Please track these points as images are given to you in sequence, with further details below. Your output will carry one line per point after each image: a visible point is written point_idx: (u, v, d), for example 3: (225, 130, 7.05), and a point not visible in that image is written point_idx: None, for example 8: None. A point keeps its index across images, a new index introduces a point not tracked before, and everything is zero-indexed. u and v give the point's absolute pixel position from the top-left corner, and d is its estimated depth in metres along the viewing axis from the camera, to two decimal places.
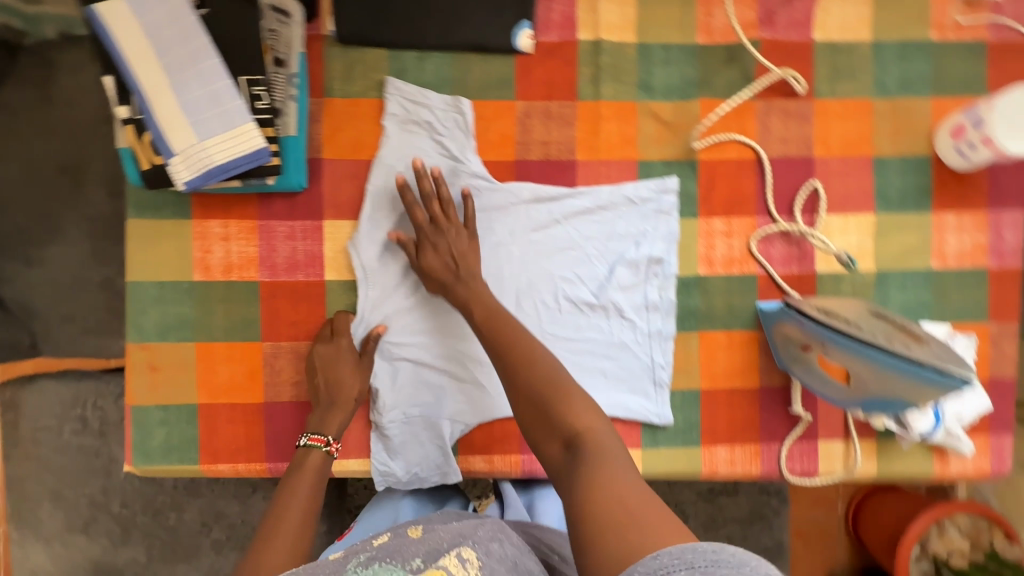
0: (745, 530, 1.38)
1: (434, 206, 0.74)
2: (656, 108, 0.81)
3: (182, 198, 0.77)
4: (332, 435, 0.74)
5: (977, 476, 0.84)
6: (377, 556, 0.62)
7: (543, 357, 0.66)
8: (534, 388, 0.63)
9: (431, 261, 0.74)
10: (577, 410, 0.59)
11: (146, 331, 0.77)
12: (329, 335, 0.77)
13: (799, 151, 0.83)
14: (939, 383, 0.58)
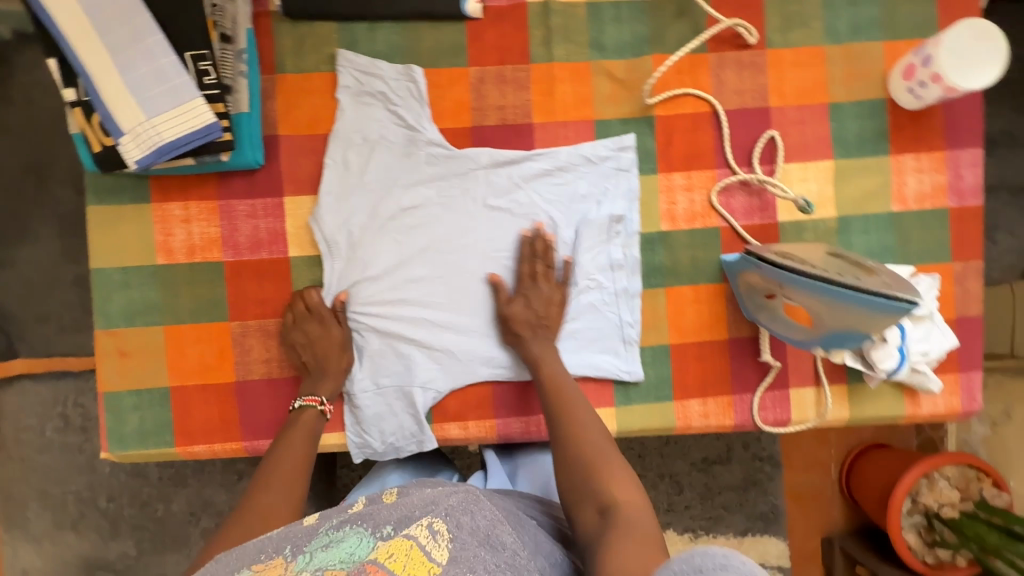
0: (739, 497, 1.39)
1: (539, 265, 0.80)
2: (609, 67, 0.81)
3: (140, 182, 0.77)
4: (327, 395, 0.76)
5: (948, 415, 0.85)
6: (350, 520, 0.58)
7: (589, 430, 0.72)
8: (583, 453, 0.69)
9: (517, 309, 0.78)
10: (620, 484, 0.65)
11: (113, 317, 0.78)
12: (303, 311, 0.77)
13: (754, 103, 0.83)
14: (886, 308, 0.59)
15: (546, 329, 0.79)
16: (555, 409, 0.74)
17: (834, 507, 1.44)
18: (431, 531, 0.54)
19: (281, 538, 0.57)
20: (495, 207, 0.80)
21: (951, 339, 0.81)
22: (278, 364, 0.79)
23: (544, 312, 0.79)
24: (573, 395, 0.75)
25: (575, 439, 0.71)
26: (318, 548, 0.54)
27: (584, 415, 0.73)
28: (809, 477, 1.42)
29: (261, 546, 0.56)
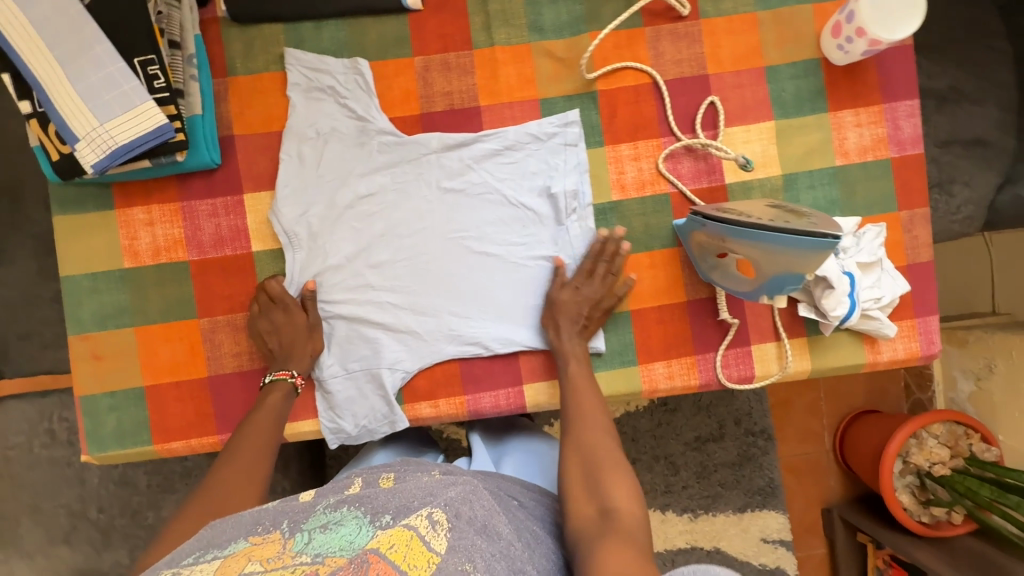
0: (735, 473, 1.39)
1: (595, 263, 0.82)
2: (549, 47, 0.84)
3: (103, 190, 0.80)
4: (298, 368, 0.79)
5: (909, 360, 0.87)
6: (348, 502, 0.60)
7: (601, 434, 0.74)
8: (591, 454, 0.72)
9: (566, 297, 0.81)
10: (619, 491, 0.67)
11: (85, 322, 0.80)
12: (266, 301, 0.79)
13: (693, 71, 0.86)
14: (810, 243, 0.61)
15: (584, 326, 0.81)
16: (573, 411, 0.77)
17: (831, 476, 1.46)
18: (431, 520, 0.55)
19: (278, 512, 0.58)
20: (450, 189, 0.83)
21: (902, 285, 0.83)
22: (248, 357, 0.81)
23: (585, 308, 0.81)
24: (587, 400, 0.77)
25: (582, 439, 0.74)
26: (317, 529, 0.55)
27: (593, 417, 0.76)
28: (802, 448, 1.46)
29: (260, 518, 0.58)
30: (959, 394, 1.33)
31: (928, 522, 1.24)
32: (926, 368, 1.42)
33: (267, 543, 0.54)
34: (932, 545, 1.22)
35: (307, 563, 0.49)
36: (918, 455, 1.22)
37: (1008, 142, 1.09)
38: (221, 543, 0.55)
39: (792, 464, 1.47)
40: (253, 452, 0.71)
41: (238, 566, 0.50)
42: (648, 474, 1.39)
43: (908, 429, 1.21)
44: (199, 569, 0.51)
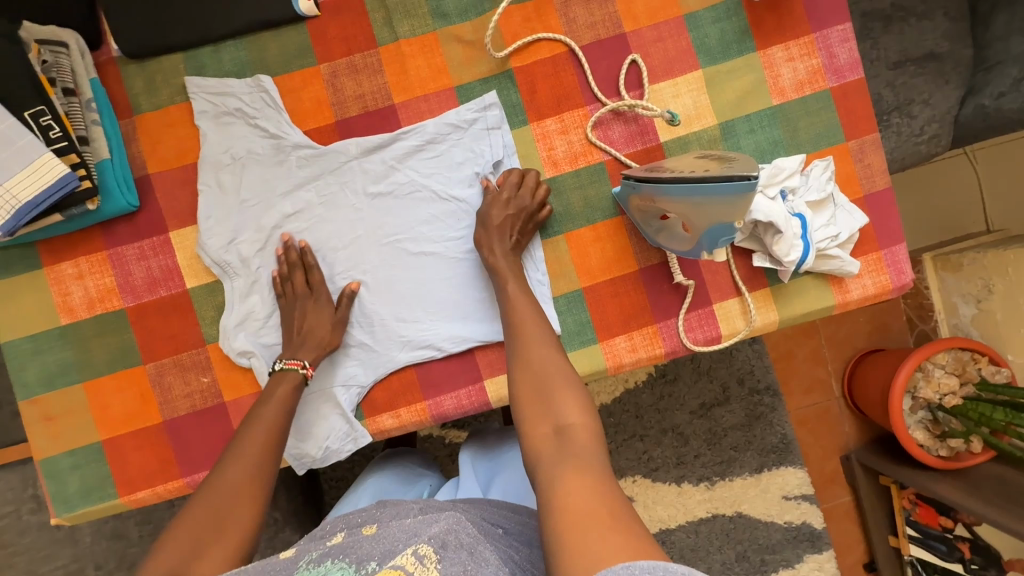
0: (745, 434, 1.36)
1: (507, 177, 0.80)
2: (456, 31, 0.81)
3: (29, 250, 0.78)
4: (308, 358, 0.76)
5: (880, 295, 0.83)
6: (331, 553, 0.54)
7: (545, 348, 0.67)
8: (534, 371, 0.65)
9: (497, 214, 0.77)
10: (570, 403, 0.61)
11: (32, 386, 0.79)
12: (308, 289, 0.79)
13: (609, 32, 0.82)
14: (727, 189, 0.59)
15: (517, 243, 0.78)
16: (516, 330, 0.71)
17: (844, 422, 1.42)
18: (418, 556, 0.49)
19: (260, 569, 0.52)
20: (377, 193, 0.81)
21: (859, 218, 0.80)
22: (201, 396, 0.79)
23: (511, 225, 0.77)
24: (530, 318, 0.71)
25: (525, 355, 0.67)
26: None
27: (539, 335, 0.69)
28: (810, 399, 1.41)
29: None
30: (961, 321, 1.27)
31: (947, 456, 1.19)
32: (924, 299, 1.35)
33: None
34: (951, 477, 1.18)
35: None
36: (926, 389, 1.17)
37: (962, 51, 1.02)
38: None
39: (802, 416, 1.42)
40: (226, 488, 0.62)
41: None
42: (657, 448, 1.35)
43: (913, 361, 1.16)
44: None
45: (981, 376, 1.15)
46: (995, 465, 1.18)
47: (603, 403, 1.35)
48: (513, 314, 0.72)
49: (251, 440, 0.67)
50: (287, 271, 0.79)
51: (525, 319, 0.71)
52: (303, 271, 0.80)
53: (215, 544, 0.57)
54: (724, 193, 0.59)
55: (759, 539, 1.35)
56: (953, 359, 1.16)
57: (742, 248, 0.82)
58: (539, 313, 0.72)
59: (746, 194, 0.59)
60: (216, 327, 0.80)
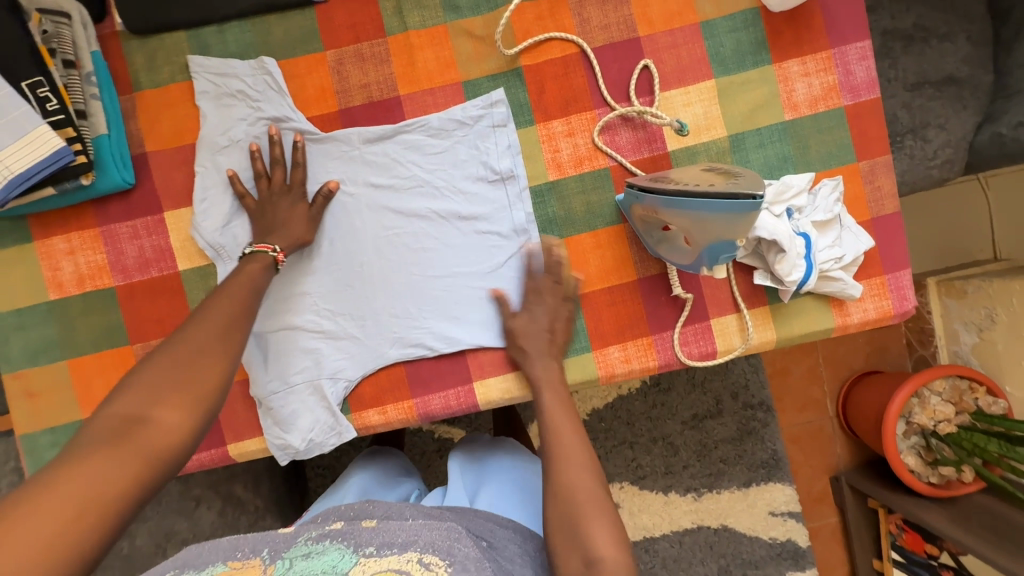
0: (737, 450, 1.34)
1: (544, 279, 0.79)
2: (466, 25, 0.80)
3: (20, 223, 0.77)
4: (280, 245, 0.73)
5: (881, 320, 0.82)
6: (331, 534, 0.55)
7: (581, 470, 0.65)
8: (572, 495, 0.63)
9: (518, 324, 0.77)
10: (603, 537, 0.60)
11: (16, 360, 0.78)
12: (284, 185, 0.77)
13: (622, 35, 0.81)
14: (731, 207, 0.57)
15: (551, 343, 0.77)
16: (553, 442, 0.68)
17: (837, 445, 1.41)
18: (422, 564, 0.50)
19: (260, 539, 0.53)
20: (377, 185, 0.79)
21: (864, 241, 0.78)
22: None
23: (542, 335, 0.77)
24: (569, 433, 0.68)
25: (565, 476, 0.64)
26: (300, 556, 0.51)
27: (576, 453, 0.66)
28: (804, 418, 1.40)
29: (239, 543, 0.53)
30: (962, 348, 1.25)
31: (938, 483, 1.18)
32: (926, 324, 1.33)
33: (246, 569, 0.49)
34: (940, 506, 1.17)
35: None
36: (921, 415, 1.16)
37: (983, 77, 1.01)
38: (197, 564, 0.50)
39: (795, 435, 1.41)
40: (191, 348, 0.56)
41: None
42: (647, 457, 1.34)
43: (911, 386, 1.14)
44: None
45: (976, 406, 1.13)
46: (985, 498, 1.16)
47: (595, 409, 1.34)
48: (552, 424, 0.69)
49: (223, 308, 0.62)
50: (264, 166, 0.77)
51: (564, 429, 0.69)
52: (282, 169, 0.77)
53: (178, 397, 0.53)
54: (728, 211, 0.58)
55: (743, 555, 1.34)
56: (950, 387, 1.15)
57: (743, 264, 0.81)
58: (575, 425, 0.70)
59: (750, 211, 0.57)
60: None
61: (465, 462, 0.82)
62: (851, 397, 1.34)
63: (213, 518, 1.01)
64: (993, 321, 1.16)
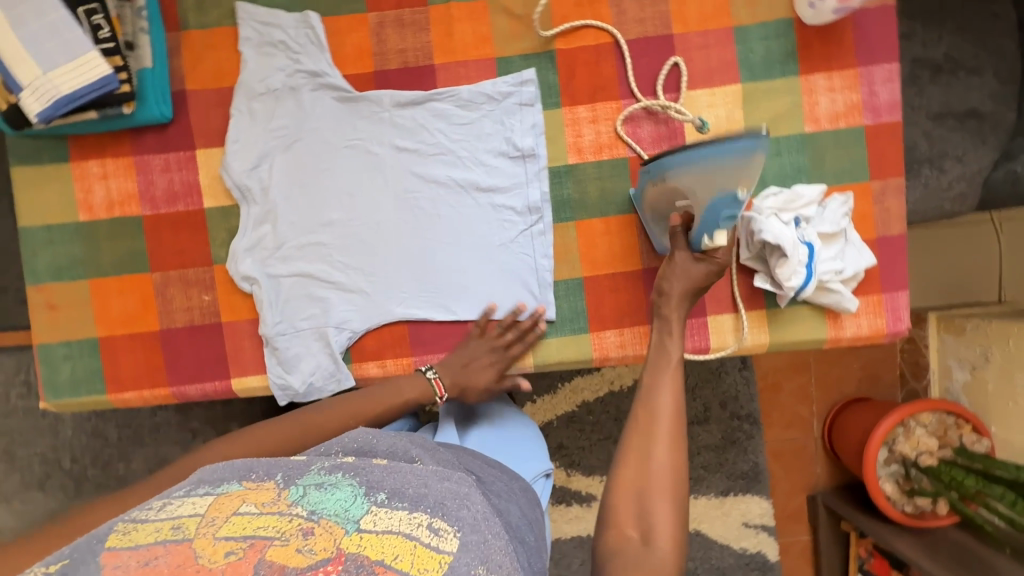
0: (719, 457, 1.36)
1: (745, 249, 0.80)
2: (506, 3, 0.82)
3: (59, 143, 0.80)
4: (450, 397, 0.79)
5: (874, 337, 0.84)
6: (343, 468, 0.56)
7: (665, 448, 0.63)
8: (648, 470, 0.62)
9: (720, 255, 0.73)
10: (664, 518, 0.60)
11: (41, 273, 0.81)
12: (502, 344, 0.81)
13: (657, 30, 0.83)
14: (727, 146, 0.62)
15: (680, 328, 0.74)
16: (643, 410, 0.66)
17: (817, 464, 1.43)
18: (432, 529, 0.50)
19: (273, 465, 0.56)
20: (403, 148, 0.82)
21: (867, 258, 0.80)
22: (200, 312, 0.82)
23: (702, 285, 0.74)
24: (667, 407, 0.66)
25: (644, 447, 0.63)
26: (312, 485, 0.53)
27: (670, 432, 0.64)
28: (788, 434, 1.42)
29: (252, 466, 0.56)
30: (954, 384, 1.25)
31: (911, 513, 1.20)
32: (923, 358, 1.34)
33: (261, 490, 0.52)
34: (910, 533, 1.19)
35: (303, 520, 0.48)
36: (904, 445, 1.18)
37: (1006, 114, 1.02)
38: (215, 481, 0.53)
39: (777, 449, 1.43)
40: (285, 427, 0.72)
41: (232, 507, 0.49)
42: None
43: (896, 416, 1.17)
44: (187, 505, 0.49)
45: (961, 443, 1.14)
46: (956, 532, 1.18)
47: (585, 401, 1.34)
48: (647, 393, 0.67)
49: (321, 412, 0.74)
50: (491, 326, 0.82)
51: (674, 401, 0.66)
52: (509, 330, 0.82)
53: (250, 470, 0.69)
54: (724, 150, 0.63)
55: (711, 560, 1.37)
56: (937, 421, 1.17)
57: (746, 267, 0.83)
58: (678, 397, 0.67)
59: (750, 149, 0.62)
60: (225, 250, 0.82)
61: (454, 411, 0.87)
62: (838, 419, 1.36)
63: None
64: (987, 360, 1.16)
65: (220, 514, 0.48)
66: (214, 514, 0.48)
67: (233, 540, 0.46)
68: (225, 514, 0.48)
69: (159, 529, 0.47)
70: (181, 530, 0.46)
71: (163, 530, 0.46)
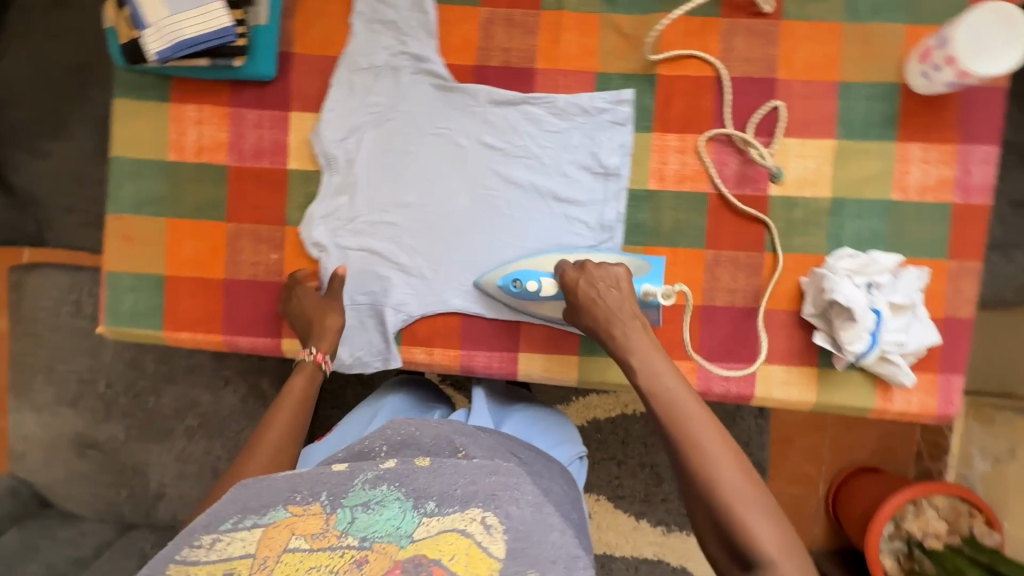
0: None
1: (818, 307, 0.80)
2: (618, 21, 0.82)
3: (162, 82, 0.82)
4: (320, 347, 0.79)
5: (921, 416, 0.83)
6: (386, 478, 0.59)
7: (723, 466, 0.63)
8: (727, 490, 0.61)
9: (572, 276, 0.76)
10: (765, 526, 0.59)
11: (122, 204, 0.83)
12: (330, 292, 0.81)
13: (762, 72, 0.82)
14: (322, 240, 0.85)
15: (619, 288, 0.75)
16: (685, 441, 0.65)
17: (817, 525, 1.40)
18: (485, 525, 0.55)
19: (315, 481, 0.58)
20: (490, 145, 0.83)
21: (932, 336, 0.79)
22: (264, 269, 0.84)
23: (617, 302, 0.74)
24: (705, 425, 0.65)
25: (704, 476, 0.62)
26: (359, 507, 0.55)
27: (721, 448, 0.64)
28: (792, 489, 1.40)
29: (297, 485, 0.57)
30: (971, 473, 1.22)
31: None
32: (941, 440, 1.31)
33: (308, 516, 0.55)
34: None
35: (355, 552, 0.53)
36: (912, 523, 1.14)
37: None
38: (260, 508, 0.56)
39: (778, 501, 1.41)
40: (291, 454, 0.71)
41: (281, 543, 0.53)
42: (630, 479, 1.32)
43: (908, 493, 1.15)
44: (240, 539, 0.53)
45: (971, 532, 1.12)
46: None
47: (595, 418, 1.34)
48: (675, 423, 0.66)
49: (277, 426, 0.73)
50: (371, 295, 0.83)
51: (693, 424, 0.65)
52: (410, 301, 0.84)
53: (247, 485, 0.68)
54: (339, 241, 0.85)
55: None
56: (948, 505, 1.15)
57: (806, 322, 0.83)
58: (708, 415, 0.66)
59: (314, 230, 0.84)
60: (300, 213, 0.84)
61: (491, 399, 1.00)
62: (845, 485, 1.35)
63: (234, 401, 1.12)
64: (1011, 454, 1.13)
65: (271, 553, 0.52)
66: (264, 556, 0.52)
67: None
68: (276, 553, 0.52)
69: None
70: None
71: None
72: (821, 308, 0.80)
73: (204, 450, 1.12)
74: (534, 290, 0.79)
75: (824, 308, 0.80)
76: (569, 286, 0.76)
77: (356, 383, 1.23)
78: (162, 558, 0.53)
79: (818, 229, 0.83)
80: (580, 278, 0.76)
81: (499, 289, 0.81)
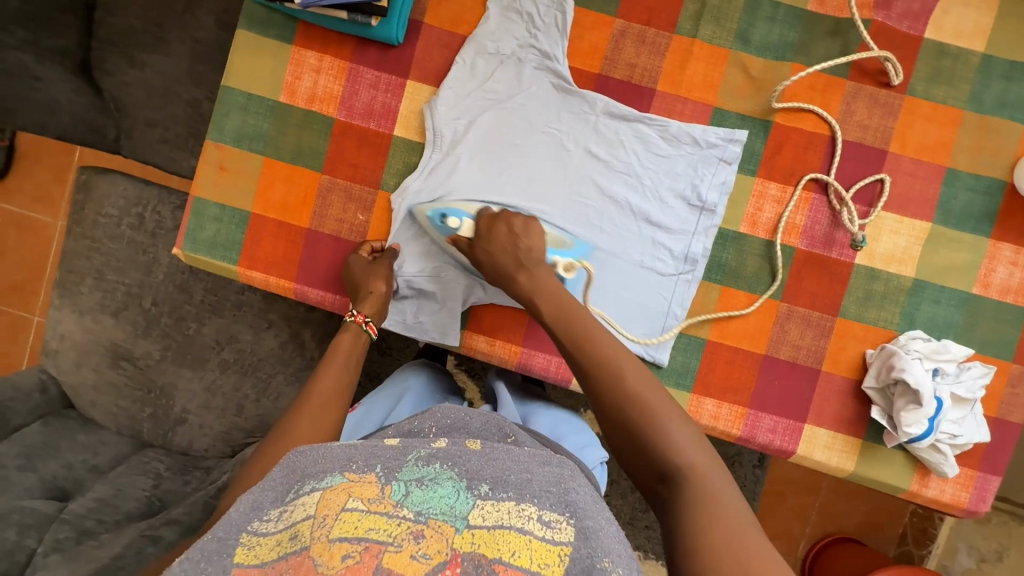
0: None
1: (879, 384, 0.81)
2: (746, 61, 0.83)
3: (290, 23, 0.83)
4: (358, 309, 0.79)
5: (950, 507, 0.84)
6: (439, 457, 0.59)
7: (627, 380, 0.62)
8: (633, 403, 0.60)
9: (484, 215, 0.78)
10: (678, 438, 0.58)
11: (225, 134, 0.84)
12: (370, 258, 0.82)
13: (875, 142, 0.83)
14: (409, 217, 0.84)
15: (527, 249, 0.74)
16: (585, 364, 0.64)
17: None
18: (542, 520, 0.54)
19: (372, 455, 0.59)
20: (594, 154, 0.83)
21: (982, 433, 0.80)
22: (348, 227, 0.84)
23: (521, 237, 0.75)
24: (608, 347, 0.65)
25: (607, 392, 0.61)
26: (413, 482, 0.56)
27: (624, 365, 0.63)
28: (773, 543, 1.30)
29: (353, 454, 0.59)
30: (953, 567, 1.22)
31: None
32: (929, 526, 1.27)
33: (364, 483, 0.56)
34: None
35: (412, 524, 0.52)
36: None
37: None
38: (319, 473, 0.57)
39: None
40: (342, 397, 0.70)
41: (339, 502, 0.53)
42: (619, 499, 1.32)
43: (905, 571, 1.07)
44: (302, 502, 0.54)
45: None
46: None
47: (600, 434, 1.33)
48: (577, 348, 0.65)
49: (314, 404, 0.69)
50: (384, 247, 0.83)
51: (599, 351, 0.64)
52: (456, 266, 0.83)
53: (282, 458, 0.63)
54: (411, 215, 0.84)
55: None
56: None
57: (863, 394, 0.84)
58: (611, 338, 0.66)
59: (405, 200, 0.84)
60: (395, 180, 0.84)
61: (514, 394, 0.99)
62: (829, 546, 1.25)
63: (274, 345, 1.13)
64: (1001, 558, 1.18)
65: (329, 511, 0.52)
66: (324, 514, 0.52)
67: (349, 538, 0.50)
68: (335, 511, 0.52)
69: (280, 541, 0.51)
70: (300, 537, 0.50)
71: (284, 543, 0.51)
72: (881, 385, 0.81)
73: (233, 385, 1.12)
74: (454, 228, 0.78)
75: (884, 385, 0.81)
76: (484, 230, 0.77)
77: (374, 350, 1.23)
78: (232, 528, 0.53)
79: (894, 306, 0.84)
80: (497, 222, 0.77)
81: (427, 219, 0.81)
